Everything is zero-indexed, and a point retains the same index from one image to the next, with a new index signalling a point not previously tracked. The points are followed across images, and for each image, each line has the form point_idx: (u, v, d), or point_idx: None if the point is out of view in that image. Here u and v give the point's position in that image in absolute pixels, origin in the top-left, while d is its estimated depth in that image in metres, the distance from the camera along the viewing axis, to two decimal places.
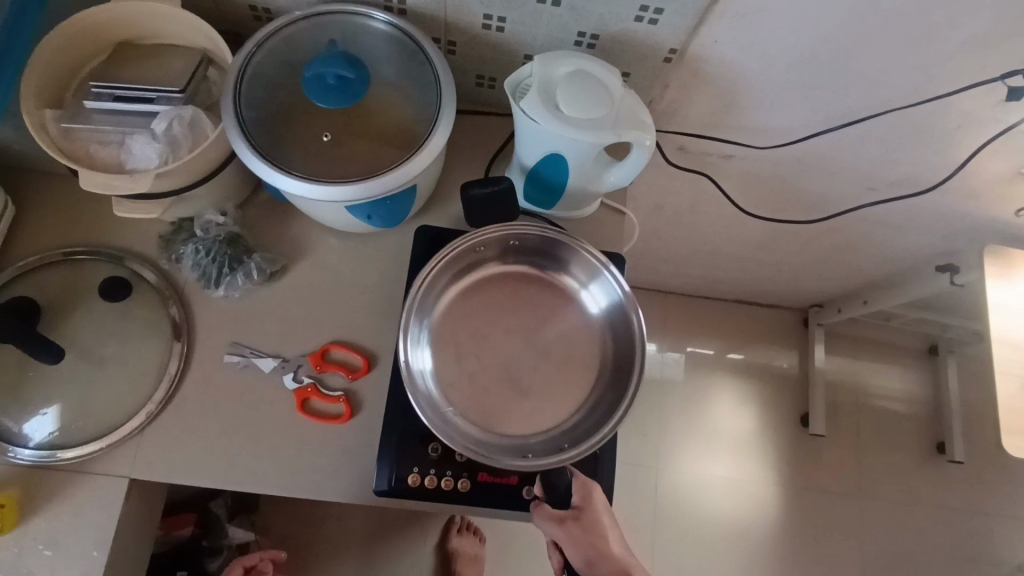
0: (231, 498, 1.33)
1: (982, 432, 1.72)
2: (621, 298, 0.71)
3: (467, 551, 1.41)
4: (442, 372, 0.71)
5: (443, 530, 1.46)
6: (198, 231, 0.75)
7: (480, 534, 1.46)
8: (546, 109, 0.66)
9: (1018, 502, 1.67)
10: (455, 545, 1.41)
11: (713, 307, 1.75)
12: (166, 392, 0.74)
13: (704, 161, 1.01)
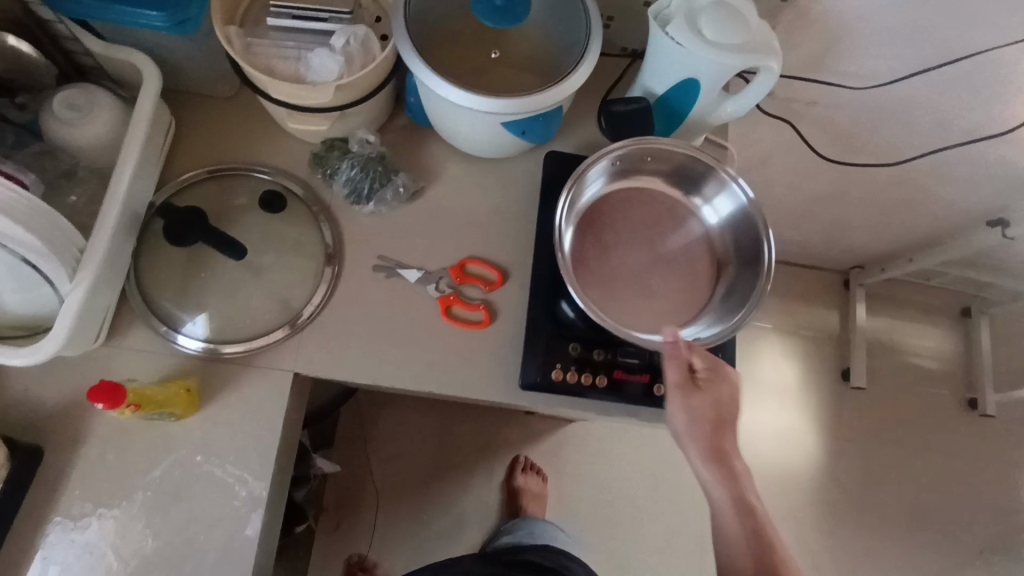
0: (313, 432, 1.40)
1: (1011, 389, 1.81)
2: (746, 205, 0.76)
3: (531, 489, 1.45)
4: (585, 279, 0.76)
5: (508, 470, 1.50)
6: (354, 147, 0.81)
7: (542, 474, 1.50)
8: (691, 34, 0.71)
9: None
10: (521, 483, 1.44)
11: None
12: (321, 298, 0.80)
13: (791, 107, 1.07)
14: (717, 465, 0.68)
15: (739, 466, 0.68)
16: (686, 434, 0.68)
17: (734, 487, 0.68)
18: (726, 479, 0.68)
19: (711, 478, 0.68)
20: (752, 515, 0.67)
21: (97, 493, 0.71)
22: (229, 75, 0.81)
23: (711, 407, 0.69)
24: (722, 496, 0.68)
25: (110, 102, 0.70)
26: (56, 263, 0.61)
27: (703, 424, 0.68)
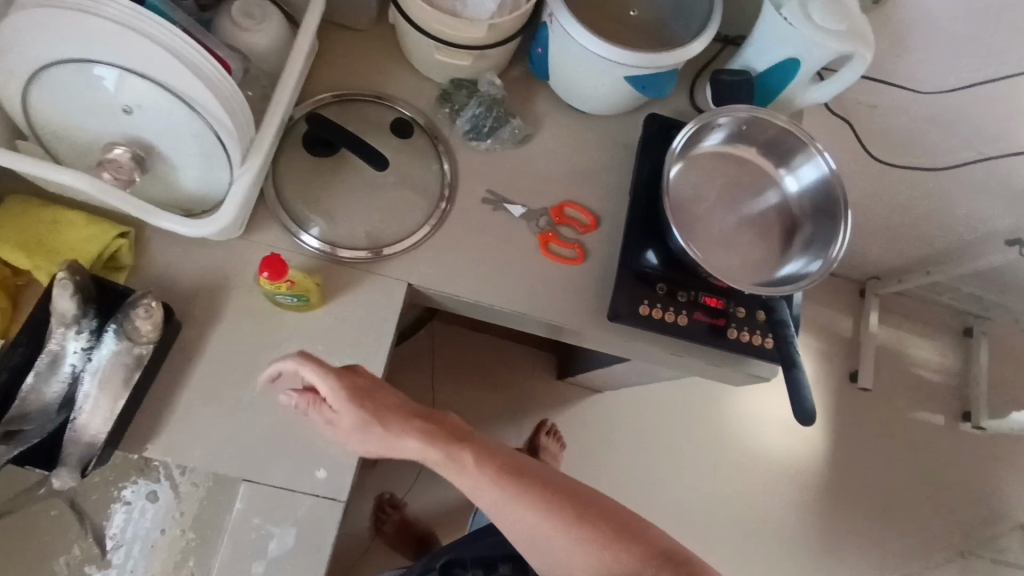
0: None
1: (1000, 407, 1.94)
2: (828, 174, 0.85)
3: (554, 451, 1.51)
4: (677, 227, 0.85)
5: (535, 428, 1.57)
6: (482, 88, 0.89)
7: (562, 441, 1.56)
8: (801, 16, 0.80)
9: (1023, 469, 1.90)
10: (545, 442, 1.51)
11: None
12: (435, 220, 0.87)
13: (853, 108, 1.17)
14: (480, 455, 0.72)
15: (479, 454, 0.72)
16: (375, 445, 0.70)
17: (565, 528, 0.69)
18: (491, 464, 0.71)
19: (524, 531, 0.69)
20: (531, 492, 0.70)
21: (227, 368, 0.77)
22: (370, 8, 0.88)
23: (423, 420, 0.72)
24: (518, 521, 0.70)
25: (277, 13, 0.76)
26: (236, 143, 0.67)
27: (390, 425, 0.70)
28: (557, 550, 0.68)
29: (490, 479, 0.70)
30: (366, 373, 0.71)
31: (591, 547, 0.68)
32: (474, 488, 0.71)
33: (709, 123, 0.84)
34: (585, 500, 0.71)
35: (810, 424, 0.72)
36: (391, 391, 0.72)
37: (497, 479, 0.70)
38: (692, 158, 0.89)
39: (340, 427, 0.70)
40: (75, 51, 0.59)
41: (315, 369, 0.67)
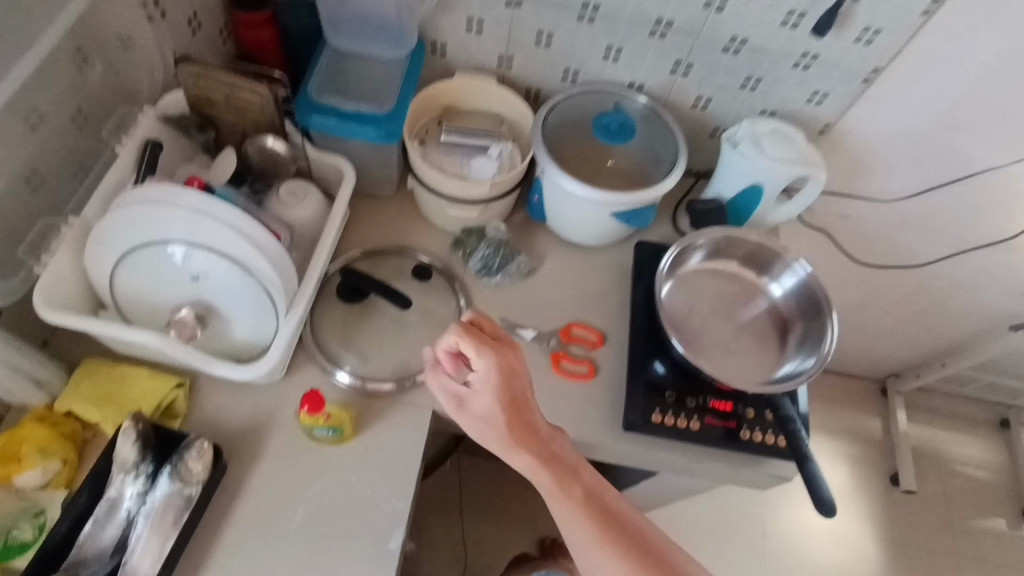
0: None
1: None
2: (805, 278, 0.94)
3: None
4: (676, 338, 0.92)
5: None
6: (490, 233, 1.02)
7: None
8: (755, 152, 0.95)
9: None
10: None
11: None
12: None
13: (827, 220, 1.28)
14: (575, 481, 0.74)
15: (586, 494, 0.74)
16: (489, 439, 0.74)
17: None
18: (585, 492, 0.74)
19: (601, 565, 0.70)
20: (622, 543, 0.71)
21: (269, 504, 0.81)
22: (391, 177, 1.04)
23: (533, 424, 0.75)
24: (599, 555, 0.71)
25: (316, 190, 0.92)
26: (283, 298, 0.78)
27: (511, 422, 0.74)
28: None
29: (581, 507, 0.73)
30: (518, 362, 0.75)
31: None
32: (562, 511, 0.73)
33: (690, 245, 0.96)
34: (664, 559, 0.72)
35: (832, 515, 0.74)
36: (527, 383, 0.76)
37: (586, 506, 0.73)
38: (681, 275, 0.98)
39: (474, 406, 0.74)
40: (161, 233, 0.73)
41: (472, 348, 0.72)
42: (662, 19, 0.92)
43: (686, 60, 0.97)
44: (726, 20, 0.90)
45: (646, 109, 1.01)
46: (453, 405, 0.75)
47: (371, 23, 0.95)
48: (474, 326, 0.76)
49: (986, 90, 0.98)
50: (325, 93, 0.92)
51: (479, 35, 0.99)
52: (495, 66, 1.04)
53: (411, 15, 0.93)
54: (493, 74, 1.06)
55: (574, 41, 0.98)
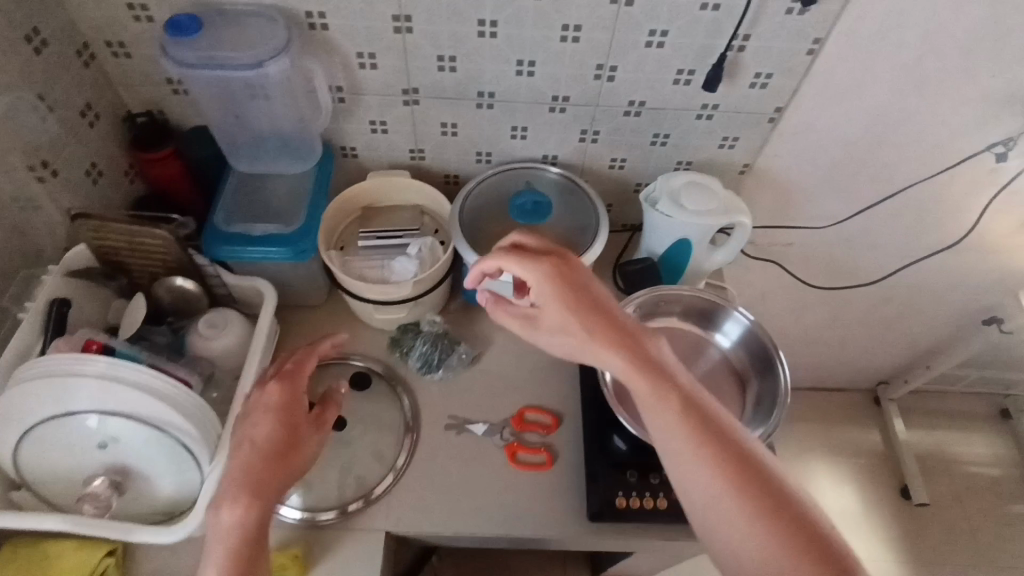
0: None
1: None
2: (750, 326, 0.92)
3: None
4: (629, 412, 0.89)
5: None
6: (425, 327, 0.99)
7: None
8: (675, 207, 0.93)
9: None
10: None
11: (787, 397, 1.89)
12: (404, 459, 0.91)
13: (773, 251, 1.27)
14: (673, 396, 0.63)
15: (688, 402, 0.62)
16: (572, 350, 0.69)
17: (745, 521, 0.56)
18: (686, 406, 0.62)
19: (703, 492, 0.59)
20: (720, 449, 0.60)
21: None
22: (319, 287, 1.02)
23: (625, 336, 0.67)
24: (702, 480, 0.59)
25: (237, 316, 0.90)
26: (203, 446, 0.74)
27: (603, 328, 0.67)
28: (733, 527, 0.56)
29: (690, 428, 0.61)
30: (583, 273, 0.70)
31: (789, 556, 0.54)
32: (663, 425, 0.62)
33: (626, 311, 0.93)
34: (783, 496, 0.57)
35: None
36: (598, 291, 0.69)
37: (686, 419, 0.61)
38: None
39: (546, 320, 0.71)
40: (58, 407, 0.69)
41: (519, 263, 0.70)
42: (559, 94, 0.92)
43: (592, 128, 0.98)
44: (621, 88, 0.90)
45: (559, 180, 1.01)
46: (525, 327, 0.75)
47: (268, 144, 0.93)
48: (519, 245, 0.73)
49: (889, 117, 0.97)
50: (233, 222, 0.91)
51: (385, 133, 0.99)
52: (408, 158, 1.04)
53: (307, 129, 0.92)
54: (409, 166, 1.05)
55: (479, 125, 0.97)
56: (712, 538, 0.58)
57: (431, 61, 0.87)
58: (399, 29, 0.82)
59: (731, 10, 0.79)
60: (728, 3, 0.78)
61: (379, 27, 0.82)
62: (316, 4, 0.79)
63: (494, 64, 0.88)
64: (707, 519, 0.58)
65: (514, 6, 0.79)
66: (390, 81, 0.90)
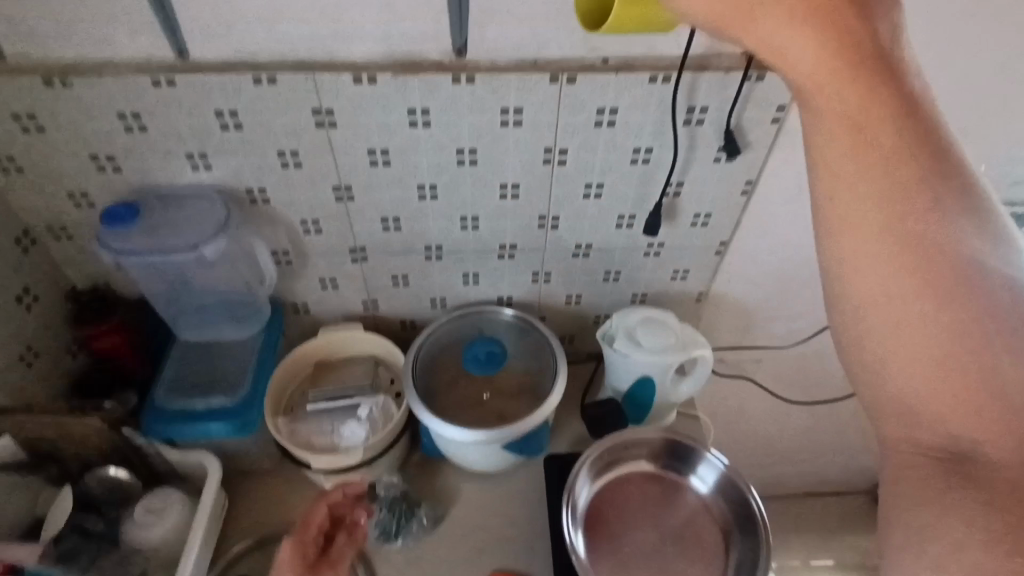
0: None
1: None
2: (723, 470, 0.88)
3: None
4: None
5: None
6: (381, 491, 0.93)
7: None
8: (632, 347, 0.92)
9: None
10: None
11: None
12: None
13: (744, 368, 1.24)
14: (883, 137, 0.46)
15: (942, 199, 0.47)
16: (835, 133, 0.47)
17: (951, 387, 0.47)
18: (893, 158, 0.46)
19: (858, 277, 0.50)
20: (944, 277, 0.47)
21: None
22: (270, 452, 0.96)
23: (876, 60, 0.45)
24: (870, 254, 0.48)
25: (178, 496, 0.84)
26: None
27: (852, 133, 0.46)
28: (907, 350, 0.48)
29: (898, 258, 0.47)
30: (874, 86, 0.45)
31: (973, 425, 0.47)
32: (863, 198, 0.47)
33: (594, 460, 0.88)
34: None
35: None
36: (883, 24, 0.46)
37: (893, 244, 0.47)
38: (595, 494, 0.89)
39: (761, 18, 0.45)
40: None
41: None
42: (506, 242, 0.92)
43: (543, 270, 0.97)
44: (565, 233, 0.91)
45: (515, 320, 0.99)
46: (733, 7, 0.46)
47: (212, 314, 0.92)
48: None
49: None
50: (176, 397, 0.88)
51: (336, 288, 0.98)
52: (361, 309, 1.02)
53: (253, 297, 0.91)
54: (363, 316, 1.03)
55: (430, 274, 0.97)
56: (882, 384, 0.51)
57: (375, 223, 0.88)
58: (340, 198, 0.84)
59: (661, 163, 0.81)
60: (657, 157, 0.80)
61: (320, 197, 0.83)
62: (255, 182, 0.80)
63: (438, 221, 0.88)
64: (897, 407, 0.50)
65: (451, 172, 0.81)
66: (336, 241, 0.90)
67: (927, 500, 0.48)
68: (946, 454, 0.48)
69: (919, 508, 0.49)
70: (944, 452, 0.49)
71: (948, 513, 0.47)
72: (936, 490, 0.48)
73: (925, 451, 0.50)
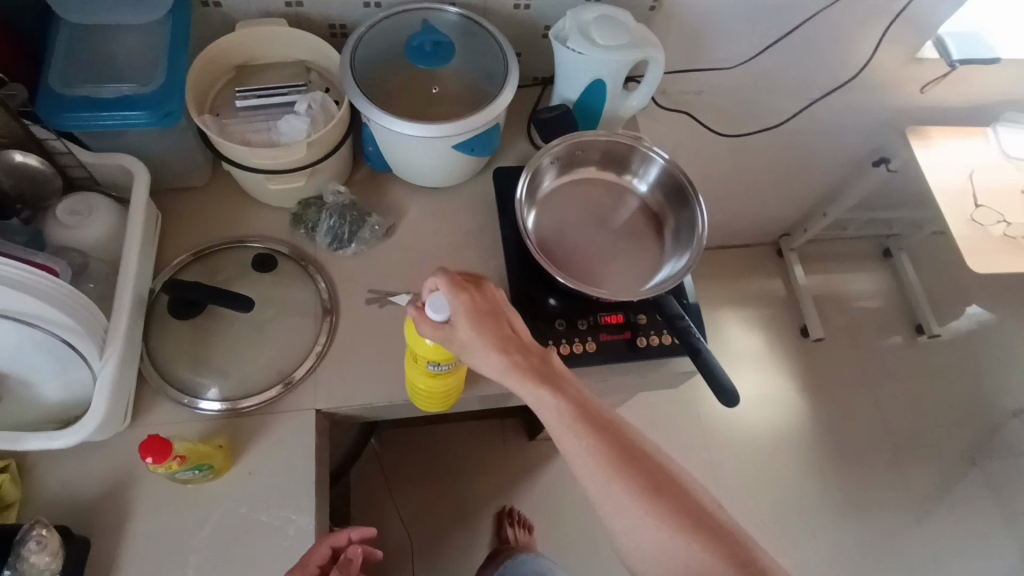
0: (341, 499, 1.37)
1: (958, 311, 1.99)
2: (665, 165, 0.91)
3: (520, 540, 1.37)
4: (548, 253, 0.89)
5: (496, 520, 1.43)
6: (329, 198, 0.91)
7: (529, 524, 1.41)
8: (586, 42, 0.87)
9: (1005, 366, 1.94)
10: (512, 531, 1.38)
11: (712, 256, 2.00)
12: (315, 357, 0.84)
13: (683, 99, 1.28)
14: (611, 448, 0.67)
15: (593, 428, 0.68)
16: (575, 424, 0.68)
17: (656, 484, 0.66)
18: (592, 421, 0.68)
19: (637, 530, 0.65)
20: (607, 436, 0.67)
21: (156, 553, 0.72)
22: (203, 163, 0.90)
23: (612, 431, 0.68)
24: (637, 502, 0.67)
25: (105, 199, 0.79)
26: (88, 341, 0.67)
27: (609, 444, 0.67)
28: (650, 539, 0.64)
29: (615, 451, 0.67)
30: (485, 286, 0.75)
31: (687, 541, 0.63)
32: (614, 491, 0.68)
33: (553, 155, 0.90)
34: (620, 437, 0.68)
35: (736, 404, 0.73)
36: (503, 308, 0.74)
37: (628, 475, 0.66)
38: (556, 185, 0.94)
39: None
40: None
41: None
42: None
43: None
44: None
45: (460, 20, 0.90)
46: None
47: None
48: None
49: None
50: (78, 86, 0.76)
51: None
52: (282, 6, 0.89)
53: None
54: (285, 17, 0.91)
55: None
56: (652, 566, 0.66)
57: None
58: None
59: None
60: None
61: None
62: None
63: None
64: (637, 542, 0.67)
65: None
66: None
67: (643, 529, 0.64)
68: (650, 510, 0.64)
69: (647, 554, 0.64)
70: (662, 498, 0.65)
71: (648, 530, 0.64)
72: (636, 516, 0.64)
73: (657, 537, 0.64)
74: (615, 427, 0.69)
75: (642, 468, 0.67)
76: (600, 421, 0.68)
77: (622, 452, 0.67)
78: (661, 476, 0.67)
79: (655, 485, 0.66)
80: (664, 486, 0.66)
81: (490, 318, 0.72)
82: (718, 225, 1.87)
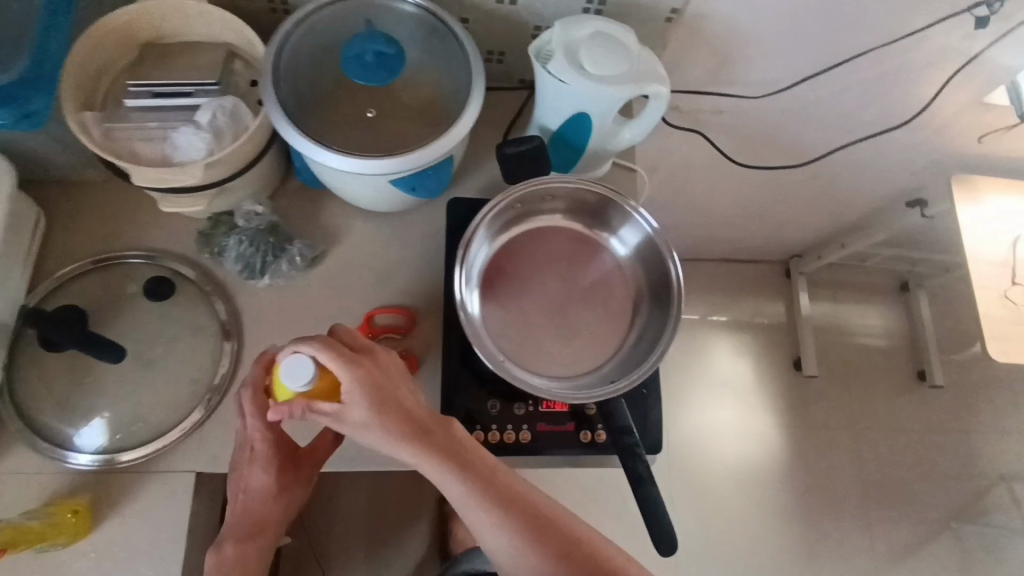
0: None
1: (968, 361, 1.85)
2: (651, 234, 0.76)
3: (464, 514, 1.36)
4: (492, 316, 0.77)
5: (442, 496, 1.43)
6: (239, 221, 0.77)
7: None
8: (571, 68, 0.70)
9: (1005, 428, 1.82)
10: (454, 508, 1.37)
11: (714, 270, 1.83)
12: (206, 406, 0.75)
13: (698, 118, 1.09)
14: (518, 520, 0.62)
15: (499, 506, 0.61)
16: (479, 504, 0.61)
17: (569, 549, 0.62)
18: (499, 496, 0.62)
19: None
20: (515, 512, 0.62)
21: None
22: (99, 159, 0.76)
23: (520, 503, 0.62)
24: None
25: None
26: None
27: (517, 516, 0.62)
28: None
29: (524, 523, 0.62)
30: (374, 353, 0.63)
31: None
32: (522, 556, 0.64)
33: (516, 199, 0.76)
34: (526, 506, 0.63)
35: (674, 552, 0.64)
36: (396, 377, 0.62)
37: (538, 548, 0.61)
38: (518, 231, 0.80)
39: None
40: None
41: None
42: None
43: None
44: None
45: (421, 14, 0.72)
46: None
47: None
48: None
49: None
50: None
51: None
52: None
53: None
54: None
55: None
56: None
57: None
58: None
59: None
60: None
61: None
62: None
63: None
64: None
65: None
66: None
67: None
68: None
69: None
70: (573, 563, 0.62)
71: None
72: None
73: None
74: (524, 498, 0.63)
75: (552, 534, 0.62)
76: (506, 496, 0.62)
77: (530, 525, 0.62)
78: (571, 538, 0.63)
79: (567, 553, 0.62)
80: (576, 549, 0.63)
81: (385, 397, 0.60)
82: (725, 241, 1.70)
